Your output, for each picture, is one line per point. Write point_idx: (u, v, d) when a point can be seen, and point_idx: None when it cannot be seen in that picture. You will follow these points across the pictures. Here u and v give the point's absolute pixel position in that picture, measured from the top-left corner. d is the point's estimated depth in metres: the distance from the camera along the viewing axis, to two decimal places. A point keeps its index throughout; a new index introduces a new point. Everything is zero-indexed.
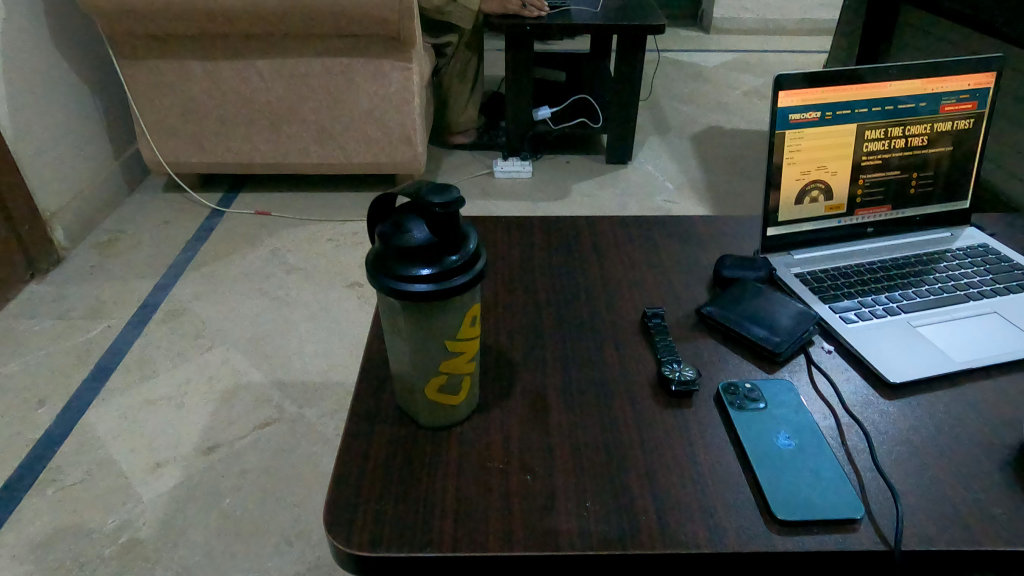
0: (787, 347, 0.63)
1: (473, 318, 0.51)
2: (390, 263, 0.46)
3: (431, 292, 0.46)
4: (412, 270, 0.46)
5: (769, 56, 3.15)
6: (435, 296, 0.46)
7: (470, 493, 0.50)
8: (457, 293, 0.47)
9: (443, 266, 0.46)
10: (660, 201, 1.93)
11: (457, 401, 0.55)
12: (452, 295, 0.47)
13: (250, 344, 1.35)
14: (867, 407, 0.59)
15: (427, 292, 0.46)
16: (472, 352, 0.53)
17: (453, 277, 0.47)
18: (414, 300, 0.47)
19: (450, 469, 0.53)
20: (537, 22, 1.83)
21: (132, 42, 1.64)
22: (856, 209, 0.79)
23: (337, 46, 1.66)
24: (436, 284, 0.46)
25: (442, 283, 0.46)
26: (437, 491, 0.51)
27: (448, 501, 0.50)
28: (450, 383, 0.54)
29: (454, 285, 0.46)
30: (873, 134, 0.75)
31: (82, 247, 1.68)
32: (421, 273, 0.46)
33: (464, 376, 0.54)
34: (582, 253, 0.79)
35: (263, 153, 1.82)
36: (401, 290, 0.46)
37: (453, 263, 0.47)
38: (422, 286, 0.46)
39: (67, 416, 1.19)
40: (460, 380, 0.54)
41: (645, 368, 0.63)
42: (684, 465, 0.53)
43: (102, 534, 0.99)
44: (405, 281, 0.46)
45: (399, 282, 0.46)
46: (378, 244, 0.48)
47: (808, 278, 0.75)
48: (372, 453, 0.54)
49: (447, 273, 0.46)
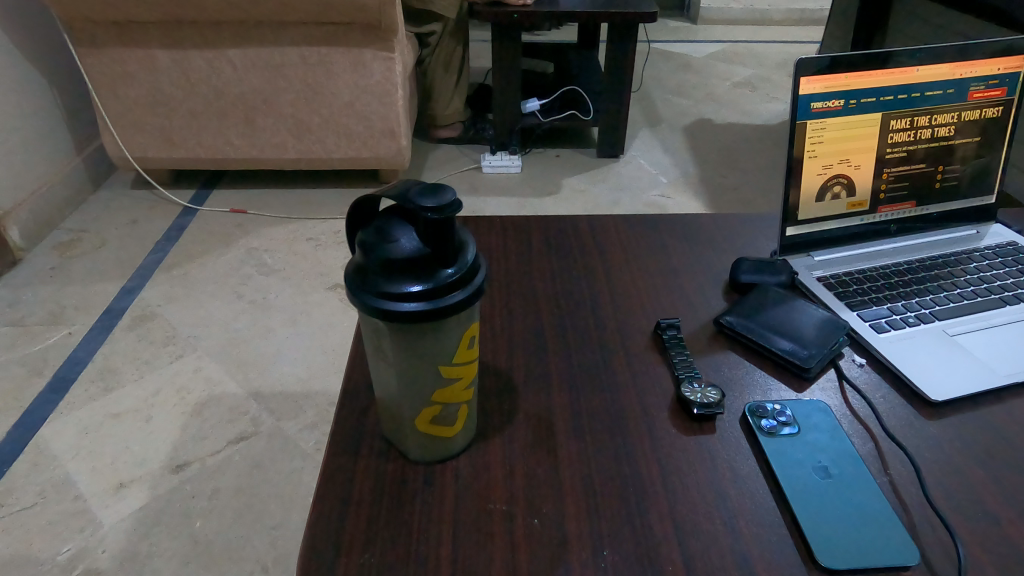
0: (816, 362, 0.57)
1: (472, 339, 0.44)
2: (373, 277, 0.39)
3: (423, 315, 0.39)
4: (400, 286, 0.39)
5: (758, 46, 3.09)
6: (429, 315, 0.39)
7: (469, 544, 0.43)
8: (452, 313, 0.40)
9: (436, 282, 0.39)
10: (653, 196, 1.87)
11: (454, 433, 0.48)
12: (450, 314, 0.40)
13: (223, 351, 1.26)
14: (909, 428, 0.53)
15: (418, 315, 0.39)
16: (471, 377, 0.46)
17: (450, 294, 0.40)
18: (405, 324, 0.40)
19: (445, 514, 0.45)
20: (524, 10, 1.76)
21: (93, 29, 1.55)
22: (880, 206, 0.73)
23: (314, 34, 1.58)
24: (428, 303, 0.39)
25: (435, 302, 0.39)
26: (429, 543, 0.43)
27: (440, 555, 0.43)
28: (445, 413, 0.47)
29: (450, 304, 0.39)
30: (899, 124, 0.69)
31: (41, 248, 1.58)
32: (410, 290, 0.39)
33: (462, 405, 0.47)
34: (585, 257, 0.72)
35: (237, 148, 1.73)
36: (386, 309, 0.39)
37: (448, 278, 0.39)
38: (413, 305, 0.39)
39: (20, 433, 1.10)
40: (457, 409, 0.47)
41: (662, 388, 0.56)
42: (712, 503, 0.46)
43: (56, 564, 0.91)
44: (392, 299, 0.39)
45: (383, 300, 0.39)
46: (359, 255, 0.41)
47: (831, 282, 0.68)
48: (356, 495, 0.47)
49: (442, 289, 0.39)
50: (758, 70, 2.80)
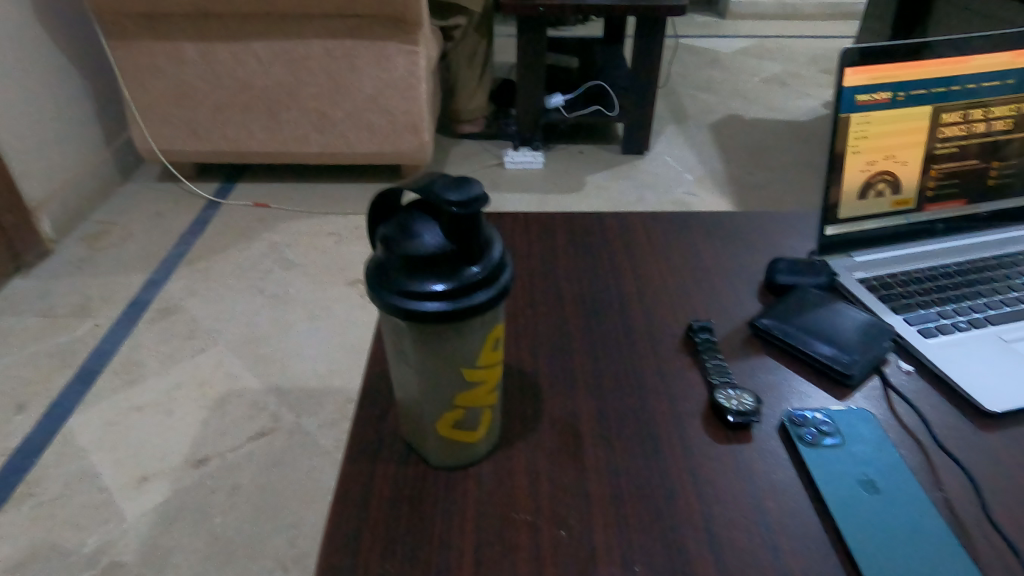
0: (860, 368, 0.54)
1: (496, 342, 0.42)
2: (394, 275, 0.37)
3: (446, 316, 0.37)
4: (422, 284, 0.37)
5: (789, 41, 3.02)
6: (452, 316, 0.37)
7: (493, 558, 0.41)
8: (477, 314, 0.38)
9: (460, 281, 0.37)
10: (679, 194, 1.83)
11: (477, 438, 0.46)
12: (474, 315, 0.38)
13: (244, 346, 1.26)
14: (962, 441, 0.50)
15: (441, 315, 0.37)
16: (494, 381, 0.44)
17: (474, 293, 0.37)
18: (427, 326, 0.38)
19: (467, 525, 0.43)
20: (550, 3, 1.74)
21: (122, 22, 1.55)
22: (927, 204, 0.69)
23: (339, 27, 1.57)
24: (451, 303, 0.37)
25: (459, 302, 0.37)
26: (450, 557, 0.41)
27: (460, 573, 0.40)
28: (468, 418, 0.45)
29: (474, 304, 0.37)
30: (952, 118, 0.65)
31: (70, 240, 1.59)
32: (433, 289, 0.37)
33: (485, 409, 0.45)
34: (613, 256, 0.70)
35: (261, 142, 1.73)
36: (407, 308, 0.37)
37: (473, 276, 0.37)
38: (435, 304, 0.37)
39: (47, 424, 1.10)
40: (480, 413, 0.45)
41: (695, 394, 0.53)
42: (751, 517, 0.44)
43: (81, 556, 0.90)
44: (413, 297, 0.37)
45: (404, 299, 0.37)
46: (380, 251, 0.39)
47: (873, 284, 0.65)
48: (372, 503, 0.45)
49: (466, 288, 0.37)
50: (789, 66, 2.74)
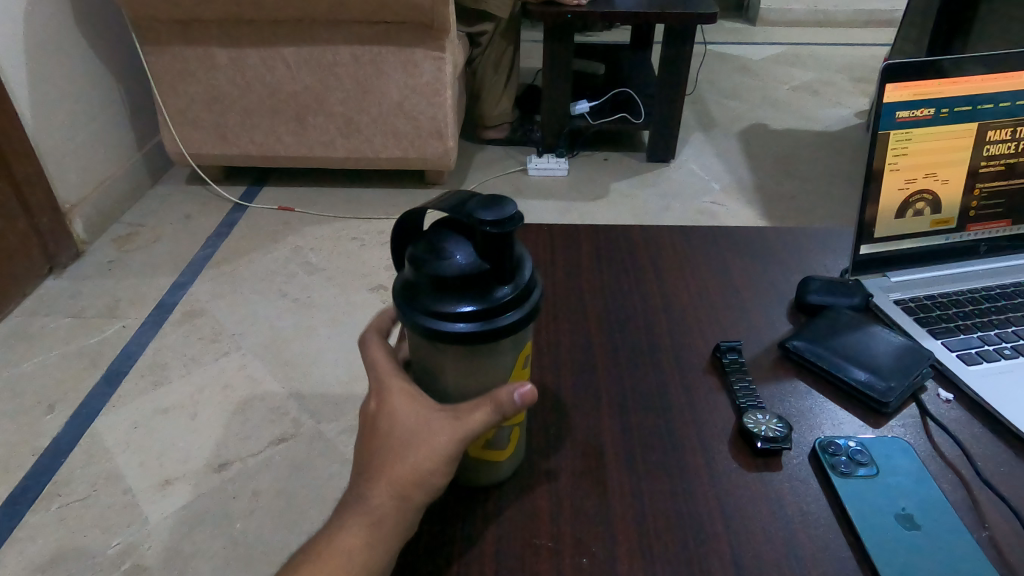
0: (897, 395, 0.52)
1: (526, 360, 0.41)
2: (423, 294, 0.37)
3: (475, 337, 0.36)
4: (452, 305, 0.36)
5: (820, 49, 2.98)
6: (481, 337, 0.36)
7: (420, 439, 0.38)
8: (506, 334, 0.37)
9: (490, 302, 0.36)
10: (705, 203, 1.81)
11: (506, 457, 0.45)
12: (503, 336, 0.37)
13: (267, 350, 1.27)
14: (1007, 475, 0.47)
15: (470, 336, 0.36)
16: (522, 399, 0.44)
17: (503, 314, 0.37)
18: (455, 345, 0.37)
19: (381, 420, 0.40)
20: (578, 10, 1.72)
21: (157, 28, 1.58)
22: (969, 224, 0.67)
23: (367, 33, 1.57)
24: (480, 324, 0.36)
25: (488, 323, 0.36)
26: (383, 455, 0.39)
27: (399, 467, 0.38)
28: (496, 437, 0.44)
29: (504, 325, 0.36)
30: (998, 134, 0.63)
31: (101, 242, 1.62)
32: (462, 310, 0.36)
33: (513, 428, 0.44)
34: (639, 271, 0.69)
35: (288, 146, 1.75)
36: (436, 329, 0.36)
37: (503, 297, 0.36)
38: (464, 326, 0.36)
39: (76, 424, 1.12)
40: (508, 432, 0.44)
41: (723, 417, 0.52)
42: (781, 551, 0.42)
43: (105, 558, 0.91)
44: (443, 317, 0.36)
45: (434, 319, 0.36)
46: (409, 270, 0.38)
47: (910, 306, 0.63)
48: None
49: (497, 309, 0.36)
50: (820, 74, 2.70)
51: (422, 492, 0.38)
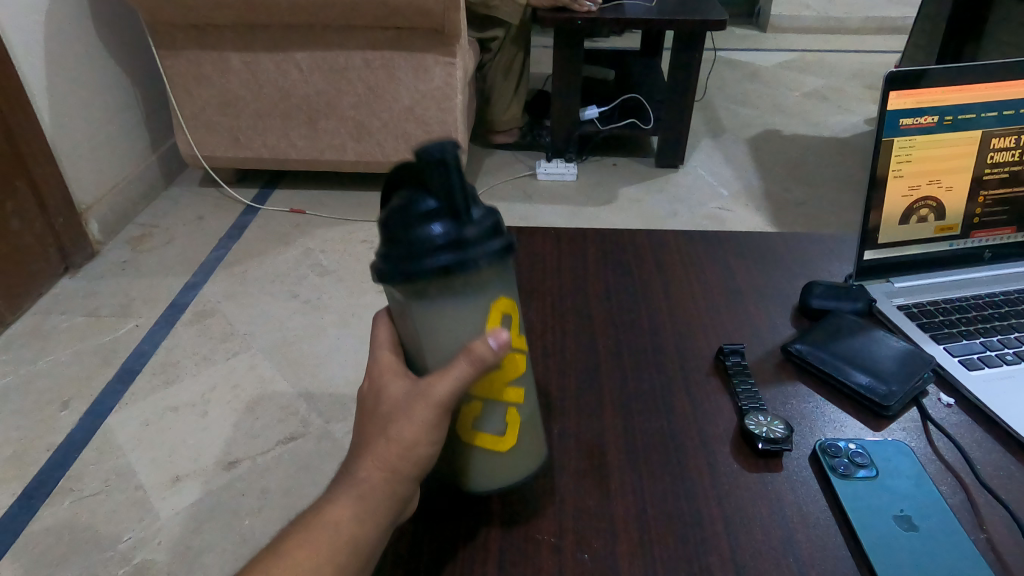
0: (898, 399, 0.53)
1: (504, 318, 0.40)
2: (396, 246, 0.36)
3: (451, 261, 0.35)
4: (427, 241, 0.35)
5: (831, 55, 2.98)
6: (464, 265, 0.35)
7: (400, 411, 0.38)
8: (488, 257, 0.36)
9: (461, 228, 0.35)
10: (713, 208, 1.82)
11: (506, 445, 0.42)
12: (486, 259, 0.36)
13: (277, 350, 1.28)
14: (1007, 479, 0.48)
15: (447, 261, 0.35)
16: (515, 374, 0.41)
17: (479, 237, 0.36)
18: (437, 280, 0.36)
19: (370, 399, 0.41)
20: (588, 16, 1.73)
21: (173, 32, 1.60)
22: (973, 231, 0.67)
23: (378, 39, 1.59)
24: (458, 250, 0.35)
25: (466, 249, 0.35)
26: (369, 430, 0.40)
27: (382, 441, 0.38)
28: (489, 419, 0.41)
29: (481, 246, 0.36)
30: (1003, 143, 0.63)
31: (116, 242, 1.64)
32: (438, 244, 0.35)
33: (509, 406, 0.42)
34: (644, 274, 0.69)
35: (299, 149, 1.77)
36: (418, 270, 0.35)
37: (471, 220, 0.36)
38: (445, 258, 0.35)
39: (89, 420, 1.14)
40: (503, 412, 0.42)
41: (725, 419, 0.53)
42: (780, 550, 0.43)
43: (116, 553, 0.93)
44: (421, 259, 0.35)
45: (413, 264, 0.35)
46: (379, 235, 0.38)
47: (913, 311, 0.63)
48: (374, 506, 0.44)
49: (470, 235, 0.36)
50: (830, 81, 2.70)
51: (415, 468, 0.39)
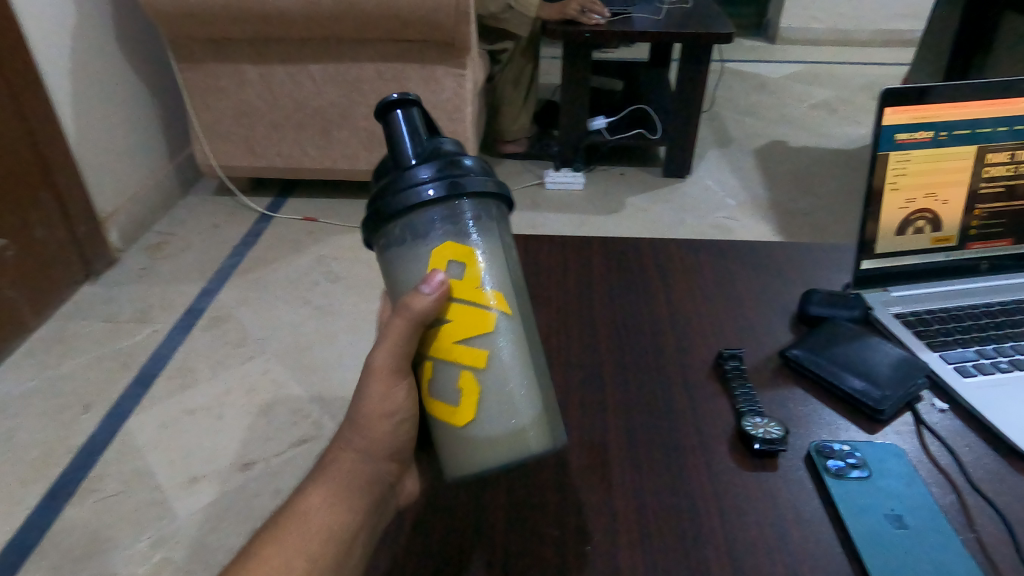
0: (891, 403, 0.55)
1: (455, 267, 0.42)
2: (389, 191, 0.41)
3: (443, 201, 0.41)
4: (415, 178, 0.40)
5: (839, 67, 3.00)
6: (449, 189, 0.40)
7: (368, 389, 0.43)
8: (468, 185, 0.41)
9: (440, 163, 0.41)
10: (720, 218, 1.84)
11: (460, 415, 0.42)
12: (467, 186, 0.41)
13: (290, 355, 1.31)
14: (996, 481, 0.50)
15: (439, 201, 0.41)
16: (467, 336, 0.42)
17: (458, 169, 0.41)
18: (425, 218, 0.41)
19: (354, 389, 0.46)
20: (597, 29, 1.76)
21: (191, 46, 1.65)
22: (969, 243, 0.69)
23: (391, 51, 1.63)
24: (442, 178, 0.40)
25: (448, 176, 0.41)
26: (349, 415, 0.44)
27: None
28: (445, 385, 0.43)
29: (460, 174, 0.41)
30: (997, 158, 0.65)
31: (134, 249, 1.68)
32: (423, 177, 0.40)
33: (462, 370, 0.42)
34: (648, 281, 0.72)
35: (313, 158, 1.80)
36: (410, 201, 0.40)
37: (446, 156, 0.42)
38: (432, 187, 0.40)
39: (109, 423, 1.17)
40: (456, 378, 0.43)
41: (723, 420, 0.55)
42: (774, 544, 0.45)
43: (136, 551, 0.96)
44: (411, 193, 0.40)
45: (405, 198, 0.40)
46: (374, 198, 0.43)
47: (909, 319, 0.65)
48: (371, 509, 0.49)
49: (449, 166, 0.41)
50: (837, 93, 2.72)
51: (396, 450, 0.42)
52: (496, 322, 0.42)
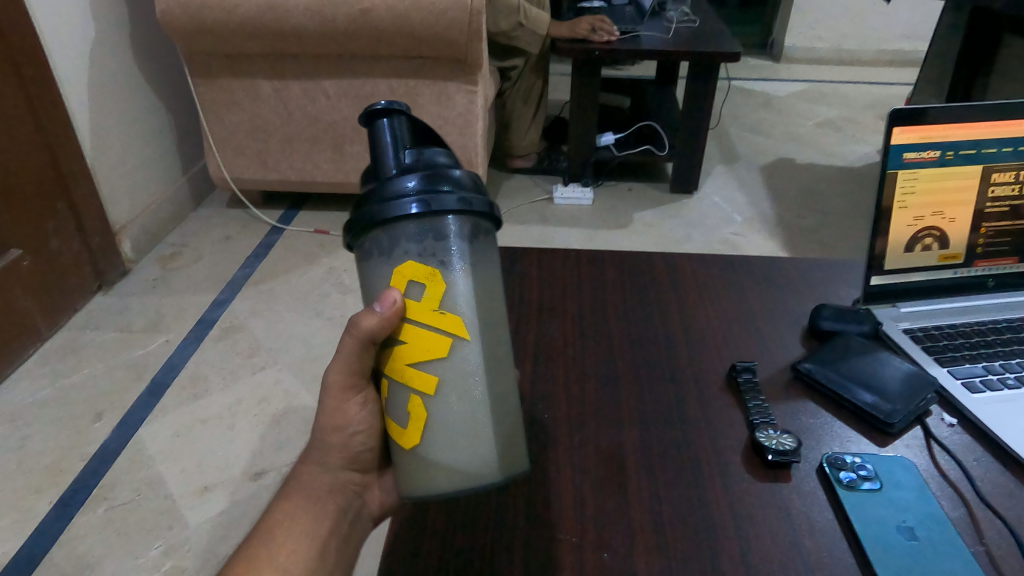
0: (902, 416, 0.56)
1: (414, 288, 0.43)
2: (372, 200, 0.42)
3: (424, 216, 0.41)
4: (399, 192, 0.41)
5: (843, 86, 3.03)
6: (430, 206, 0.41)
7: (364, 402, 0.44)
8: (449, 203, 0.42)
9: (426, 177, 0.42)
10: (727, 234, 1.85)
11: (409, 436, 0.44)
12: (448, 204, 0.42)
13: (301, 366, 1.33)
14: (1005, 496, 0.50)
15: (420, 216, 0.41)
16: (420, 359, 0.43)
17: (442, 186, 0.42)
18: (405, 231, 0.42)
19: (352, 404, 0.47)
20: (605, 47, 1.79)
21: (207, 62, 1.68)
22: (976, 260, 0.70)
23: (404, 67, 1.66)
24: (424, 193, 0.41)
25: (431, 192, 0.42)
26: None
27: None
28: (398, 407, 0.44)
29: (443, 192, 0.42)
30: (1003, 177, 0.67)
31: (146, 261, 1.70)
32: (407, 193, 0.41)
33: (412, 394, 0.43)
34: (660, 295, 0.73)
35: (325, 172, 1.83)
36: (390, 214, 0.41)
37: (433, 171, 0.43)
38: (414, 203, 0.41)
39: (121, 432, 1.18)
40: (407, 401, 0.44)
41: (736, 433, 0.56)
42: (788, 554, 0.46)
43: (147, 559, 0.97)
44: (393, 206, 0.41)
45: (387, 210, 0.41)
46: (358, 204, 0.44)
47: (918, 335, 0.66)
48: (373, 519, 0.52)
49: (434, 182, 0.42)
50: (843, 111, 2.74)
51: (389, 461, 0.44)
52: (452, 349, 0.43)
